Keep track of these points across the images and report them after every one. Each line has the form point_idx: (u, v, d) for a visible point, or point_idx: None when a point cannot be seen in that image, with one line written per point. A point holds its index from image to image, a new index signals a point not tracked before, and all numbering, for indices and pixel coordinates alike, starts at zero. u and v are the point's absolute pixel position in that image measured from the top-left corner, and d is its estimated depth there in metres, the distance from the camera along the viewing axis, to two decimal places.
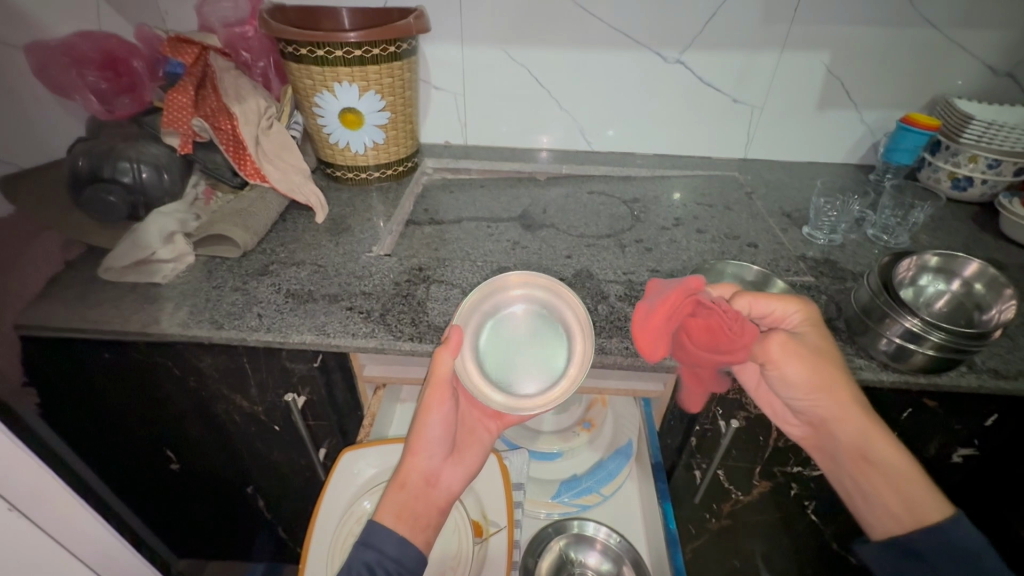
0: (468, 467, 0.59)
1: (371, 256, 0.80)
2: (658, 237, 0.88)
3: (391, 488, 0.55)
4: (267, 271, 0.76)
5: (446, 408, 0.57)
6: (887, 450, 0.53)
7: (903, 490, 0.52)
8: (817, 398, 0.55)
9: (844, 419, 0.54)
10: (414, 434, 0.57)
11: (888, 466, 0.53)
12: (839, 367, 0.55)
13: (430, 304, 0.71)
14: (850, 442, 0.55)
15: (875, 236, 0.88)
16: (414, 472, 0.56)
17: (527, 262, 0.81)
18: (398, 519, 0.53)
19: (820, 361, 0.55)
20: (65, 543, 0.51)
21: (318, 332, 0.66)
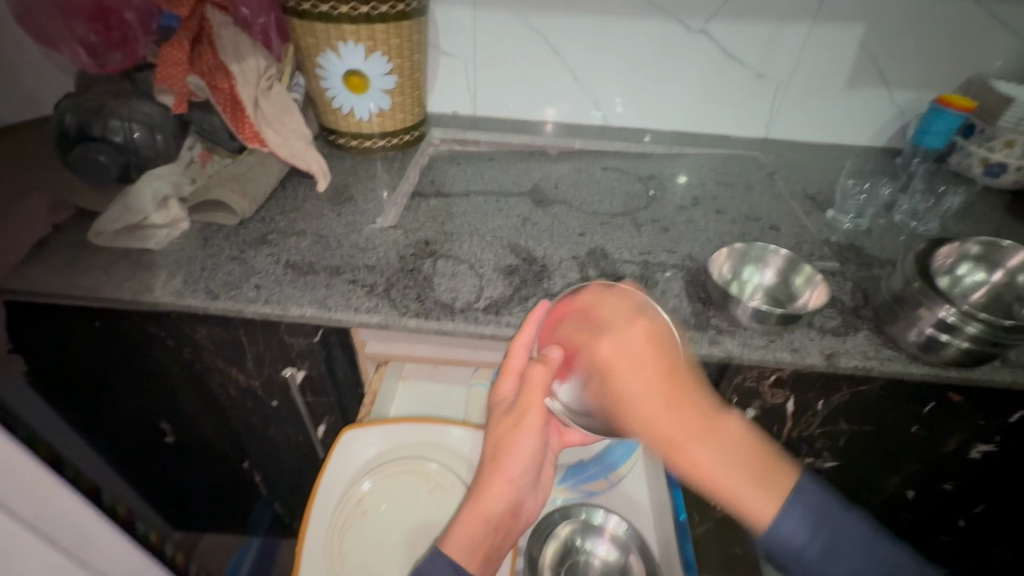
0: (541, 492, 0.60)
1: (375, 228, 0.76)
2: (675, 216, 0.84)
3: (473, 518, 0.51)
4: (265, 241, 0.72)
5: (541, 431, 0.54)
6: (707, 451, 0.47)
7: (745, 475, 0.47)
8: (639, 392, 0.50)
9: (676, 419, 0.49)
10: (500, 462, 0.53)
11: (713, 453, 0.47)
12: (670, 369, 0.51)
13: (436, 280, 0.67)
14: (678, 440, 0.48)
15: (903, 222, 0.84)
16: (499, 502, 0.53)
17: (539, 238, 0.77)
18: (477, 552, 0.50)
19: (656, 364, 0.52)
20: (43, 527, 0.46)
21: (318, 306, 0.63)
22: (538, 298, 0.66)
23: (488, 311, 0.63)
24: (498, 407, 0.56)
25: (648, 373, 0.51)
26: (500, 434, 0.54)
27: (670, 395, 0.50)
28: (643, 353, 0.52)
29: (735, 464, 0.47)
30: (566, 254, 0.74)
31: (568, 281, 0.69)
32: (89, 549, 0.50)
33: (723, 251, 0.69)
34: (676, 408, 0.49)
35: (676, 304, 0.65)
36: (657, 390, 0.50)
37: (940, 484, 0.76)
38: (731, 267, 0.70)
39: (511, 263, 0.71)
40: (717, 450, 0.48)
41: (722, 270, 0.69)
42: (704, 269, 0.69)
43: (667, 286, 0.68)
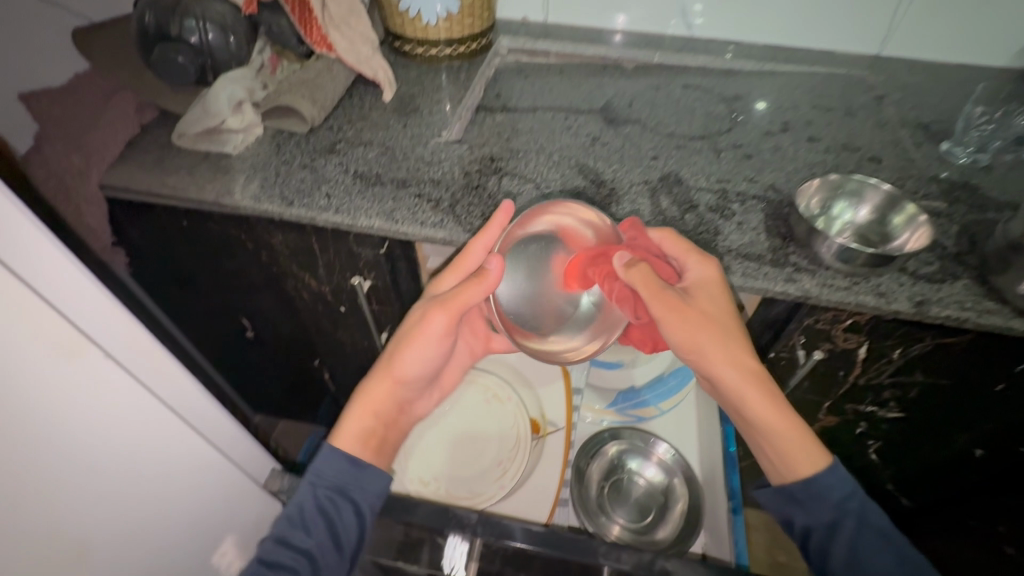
0: (441, 392, 0.66)
1: (440, 141, 0.75)
2: (760, 143, 0.77)
3: (362, 412, 0.56)
4: (334, 150, 0.73)
5: (434, 343, 0.58)
6: (767, 407, 0.53)
7: (788, 430, 0.52)
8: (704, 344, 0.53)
9: (718, 367, 0.54)
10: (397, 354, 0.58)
11: (768, 410, 0.53)
12: (719, 323, 0.54)
13: (500, 198, 0.66)
14: (721, 376, 0.54)
15: None
16: (390, 399, 0.58)
17: (608, 160, 0.73)
18: (370, 433, 0.56)
19: (703, 319, 0.53)
20: (173, 398, 0.52)
21: (386, 218, 0.63)
22: None
23: None
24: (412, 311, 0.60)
25: (684, 329, 0.52)
26: (403, 337, 0.58)
27: (720, 354, 0.53)
28: (665, 306, 0.51)
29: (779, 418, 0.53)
30: (638, 178, 0.70)
31: (637, 205, 0.65)
32: (209, 424, 0.56)
33: (814, 182, 0.63)
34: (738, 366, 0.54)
35: (753, 238, 0.61)
36: (739, 353, 0.54)
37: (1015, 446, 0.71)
38: (820, 201, 0.64)
39: (577, 184, 0.68)
40: (753, 395, 0.53)
41: (810, 203, 0.64)
42: (789, 202, 0.64)
43: (745, 218, 0.64)
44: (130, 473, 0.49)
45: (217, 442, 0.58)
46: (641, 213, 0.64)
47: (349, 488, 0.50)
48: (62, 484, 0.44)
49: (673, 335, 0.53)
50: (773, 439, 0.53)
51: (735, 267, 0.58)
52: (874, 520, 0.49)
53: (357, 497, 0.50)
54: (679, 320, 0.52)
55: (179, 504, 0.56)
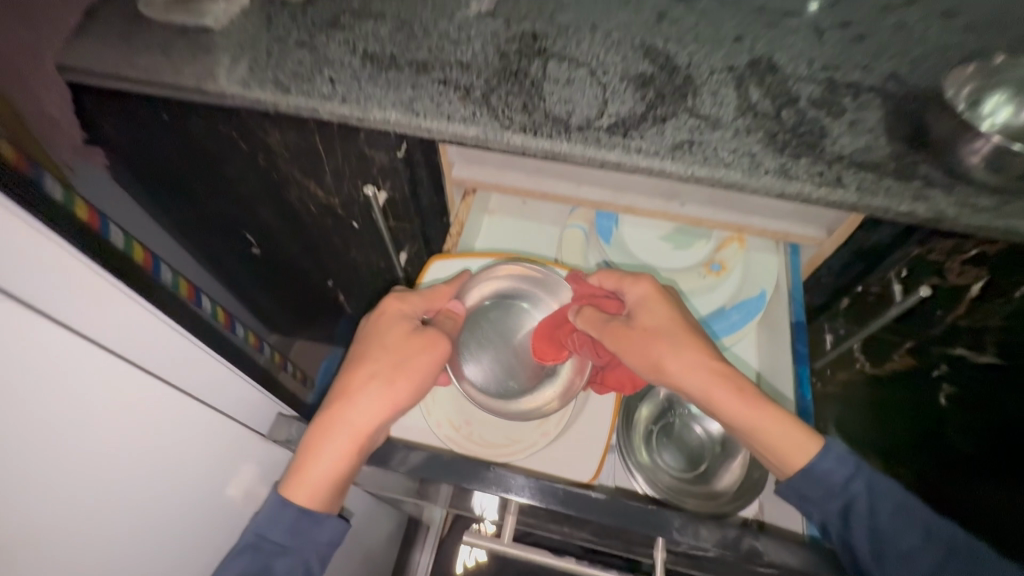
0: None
1: (470, 13, 0.59)
2: (877, 19, 0.60)
3: (336, 441, 0.53)
4: (337, 24, 0.58)
5: (422, 371, 0.56)
6: (757, 411, 0.51)
7: (768, 422, 0.51)
8: (672, 365, 0.53)
9: (687, 377, 0.53)
10: (370, 373, 0.56)
11: (755, 413, 0.51)
12: (671, 334, 0.55)
13: (546, 87, 0.52)
14: (684, 383, 0.53)
15: None
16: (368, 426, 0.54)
17: (681, 41, 0.58)
18: (355, 442, 0.53)
19: (652, 334, 0.55)
20: (128, 338, 0.48)
21: (404, 110, 0.51)
22: (680, 119, 0.50)
23: (613, 132, 0.49)
24: (386, 338, 0.58)
25: (639, 347, 0.55)
26: (383, 363, 0.56)
27: (687, 362, 0.53)
28: (611, 332, 0.57)
29: (768, 417, 0.51)
30: (721, 63, 0.55)
31: (720, 98, 0.51)
32: (175, 366, 0.53)
33: (969, 65, 0.51)
34: (715, 377, 0.52)
35: (872, 142, 0.48)
36: (711, 367, 0.53)
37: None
38: (975, 89, 0.51)
39: (642, 70, 0.54)
40: (724, 395, 0.52)
41: (962, 90, 0.51)
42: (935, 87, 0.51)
43: (861, 116, 0.50)
44: (120, 425, 0.45)
45: (193, 389, 0.55)
46: (727, 108, 0.50)
47: (300, 536, 0.53)
48: (49, 446, 0.39)
49: (633, 358, 0.56)
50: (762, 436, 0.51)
51: (848, 179, 0.46)
52: (887, 497, 0.49)
53: (309, 553, 0.54)
54: (632, 342, 0.55)
55: (189, 463, 0.53)
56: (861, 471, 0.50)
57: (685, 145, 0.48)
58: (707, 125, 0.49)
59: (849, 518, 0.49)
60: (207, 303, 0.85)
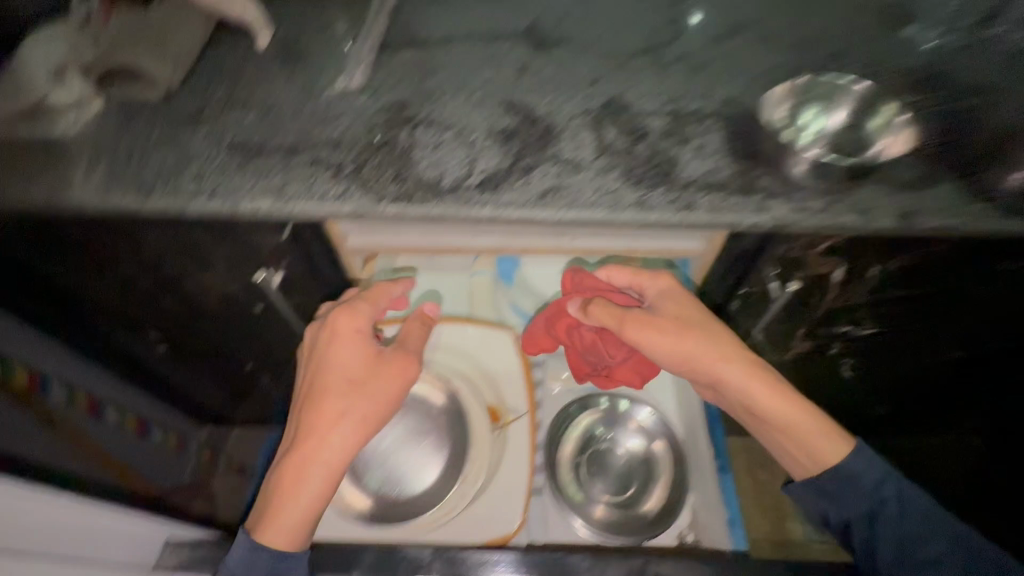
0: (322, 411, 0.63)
1: (336, 92, 0.61)
2: (710, 50, 0.67)
3: (311, 489, 0.55)
4: (202, 117, 0.58)
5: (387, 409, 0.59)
6: (799, 411, 0.61)
7: (811, 426, 0.60)
8: (694, 350, 0.61)
9: (733, 368, 0.60)
10: (333, 408, 0.57)
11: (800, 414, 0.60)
12: (716, 333, 0.62)
13: (416, 153, 0.54)
14: (726, 376, 0.61)
15: (1001, 36, 0.63)
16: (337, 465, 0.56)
17: (541, 92, 0.62)
18: (331, 477, 0.56)
19: (695, 330, 0.61)
20: None
21: (275, 197, 0.51)
22: (545, 167, 0.52)
23: (483, 190, 0.51)
24: (337, 377, 0.58)
25: (672, 338, 0.61)
26: (345, 407, 0.57)
27: (736, 364, 0.60)
28: (643, 322, 0.61)
29: (806, 420, 0.60)
30: (576, 108, 0.59)
31: (579, 142, 0.55)
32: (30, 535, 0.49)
33: (778, 86, 0.56)
34: (756, 378, 0.61)
35: (716, 164, 0.52)
36: (747, 365, 0.61)
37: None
38: (791, 107, 0.56)
39: (506, 125, 0.57)
40: (770, 393, 0.60)
41: (780, 113, 0.56)
42: (756, 112, 0.56)
43: (703, 141, 0.55)
44: None
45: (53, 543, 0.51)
46: (586, 151, 0.54)
47: None
48: None
49: (655, 343, 0.61)
50: (793, 428, 0.60)
51: (700, 202, 0.50)
52: (914, 506, 0.58)
53: None
54: (661, 338, 0.61)
55: None
56: (890, 479, 0.58)
57: (550, 192, 0.51)
58: (570, 170, 0.52)
59: (876, 522, 0.58)
60: (111, 415, 0.85)
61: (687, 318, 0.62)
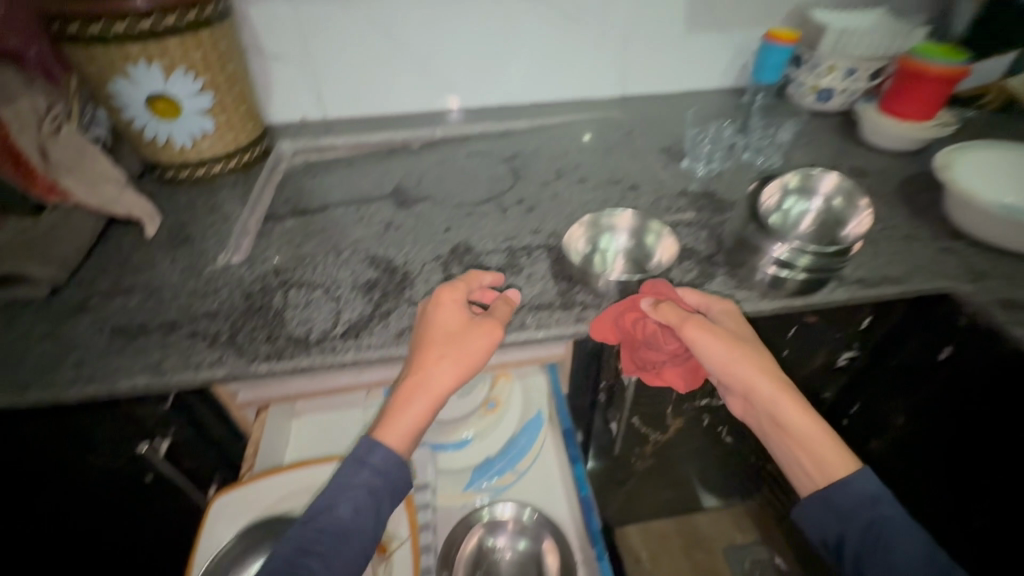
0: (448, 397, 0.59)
1: (218, 267, 0.70)
2: (540, 193, 0.84)
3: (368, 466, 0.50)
4: (85, 307, 0.64)
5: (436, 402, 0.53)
6: (814, 429, 0.54)
7: (823, 438, 0.54)
8: (732, 355, 0.56)
9: (756, 383, 0.56)
10: (432, 371, 0.52)
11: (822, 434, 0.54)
12: (756, 347, 0.57)
13: (287, 313, 0.62)
14: (757, 383, 0.56)
15: (749, 160, 0.87)
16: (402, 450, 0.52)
17: (401, 244, 0.73)
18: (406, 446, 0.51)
19: (740, 337, 0.57)
20: None
21: (151, 372, 0.56)
22: (401, 310, 0.62)
23: (346, 337, 0.59)
24: (420, 350, 0.54)
25: (719, 342, 0.56)
26: (406, 392, 0.52)
27: (766, 374, 0.56)
28: (698, 325, 0.56)
29: (820, 438, 0.54)
30: (428, 255, 0.71)
31: (431, 284, 0.65)
32: None
33: (574, 227, 0.69)
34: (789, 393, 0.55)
35: (541, 288, 0.64)
36: (778, 378, 0.56)
37: (986, 421, 0.65)
38: (587, 241, 0.70)
39: (369, 277, 0.67)
40: (793, 405, 0.55)
41: (579, 247, 0.69)
42: (563, 250, 0.69)
43: (531, 270, 0.67)
44: None
45: None
46: (436, 291, 0.64)
47: None
48: None
49: (703, 344, 0.56)
50: (810, 445, 0.54)
51: (530, 321, 0.61)
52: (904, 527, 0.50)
53: None
54: (710, 339, 0.56)
55: None
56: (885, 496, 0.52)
57: (405, 331, 0.59)
58: None
59: (874, 535, 0.50)
60: None
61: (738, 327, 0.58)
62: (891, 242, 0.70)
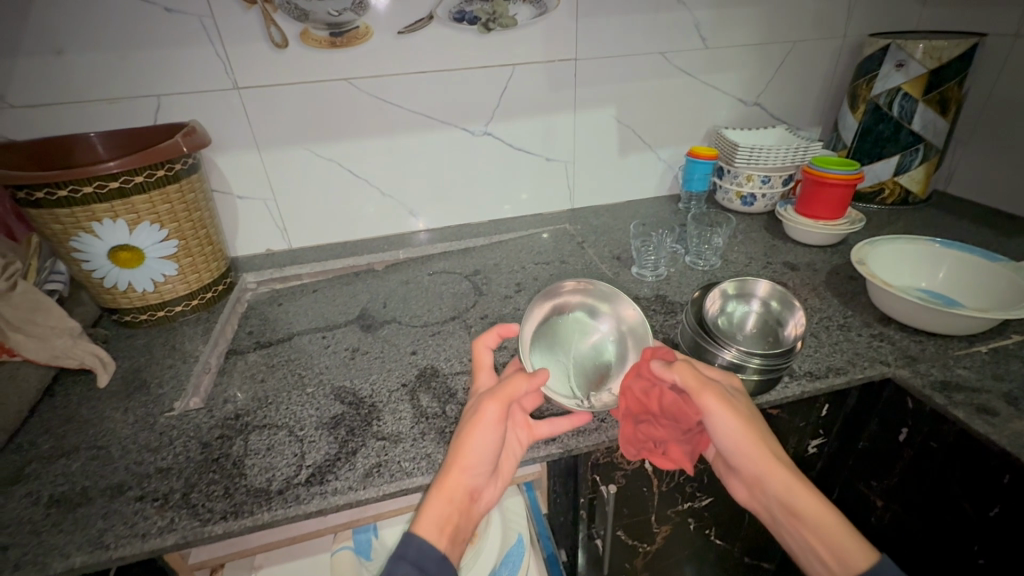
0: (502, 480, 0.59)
1: (175, 414, 0.67)
2: (502, 307, 0.87)
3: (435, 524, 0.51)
4: (21, 476, 0.59)
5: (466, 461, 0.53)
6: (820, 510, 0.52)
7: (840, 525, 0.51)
8: (733, 430, 0.56)
9: (772, 469, 0.55)
10: (450, 464, 0.53)
11: (826, 515, 0.51)
12: (766, 432, 0.57)
13: (247, 462, 0.59)
14: (759, 462, 0.55)
15: (692, 263, 0.94)
16: (446, 517, 0.51)
17: (367, 373, 0.73)
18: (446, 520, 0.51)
19: (749, 418, 0.57)
20: None
21: (92, 548, 0.51)
22: (368, 447, 0.60)
23: (310, 484, 0.56)
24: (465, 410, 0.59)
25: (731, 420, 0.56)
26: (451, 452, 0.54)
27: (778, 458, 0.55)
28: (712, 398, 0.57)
29: (827, 522, 0.51)
30: (395, 383, 0.71)
31: (399, 414, 0.65)
32: None
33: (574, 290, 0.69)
34: (786, 471, 0.54)
35: None
36: (775, 457, 0.55)
37: (957, 502, 0.66)
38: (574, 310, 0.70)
39: (334, 413, 0.66)
40: (806, 493, 0.53)
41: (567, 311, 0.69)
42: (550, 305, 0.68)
43: None
44: None
45: None
46: (405, 423, 0.63)
47: None
48: None
49: (716, 421, 0.56)
50: (828, 538, 0.51)
51: None
52: None
53: None
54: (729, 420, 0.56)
55: None
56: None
57: (374, 470, 0.57)
58: (391, 444, 0.60)
59: None
60: None
61: (742, 405, 0.58)
62: (829, 332, 0.76)
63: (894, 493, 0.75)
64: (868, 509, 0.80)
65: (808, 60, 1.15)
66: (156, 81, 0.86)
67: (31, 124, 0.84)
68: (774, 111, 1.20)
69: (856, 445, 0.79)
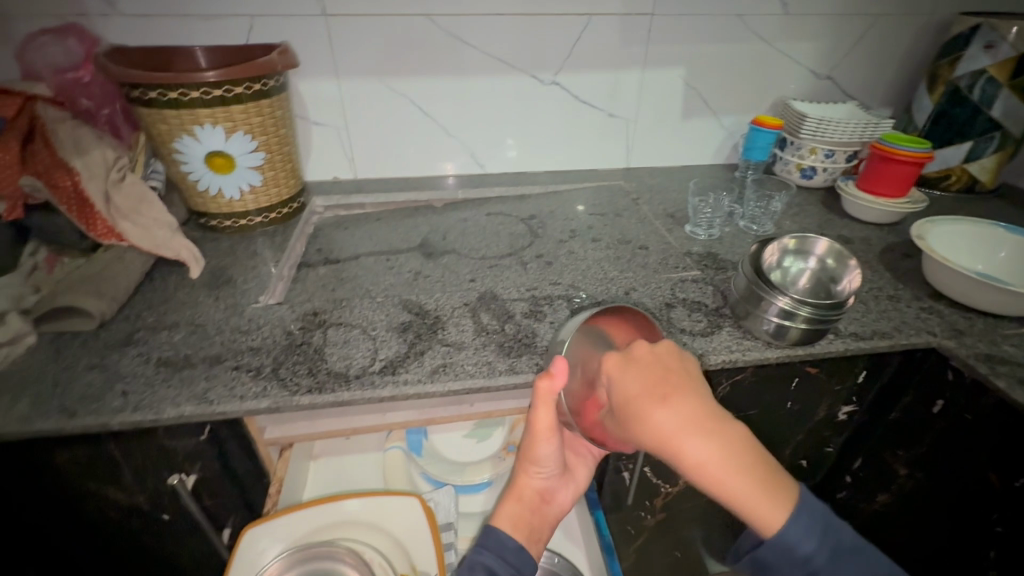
0: (578, 486, 0.62)
1: (260, 306, 0.74)
2: (557, 250, 0.91)
3: (508, 502, 0.59)
4: (132, 340, 0.67)
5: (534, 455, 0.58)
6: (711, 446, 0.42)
7: (748, 482, 0.42)
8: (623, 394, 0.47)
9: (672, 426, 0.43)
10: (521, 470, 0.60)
11: (722, 450, 0.42)
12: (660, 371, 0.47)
13: (327, 350, 0.66)
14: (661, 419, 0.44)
15: (746, 227, 0.96)
16: (518, 515, 0.57)
17: (430, 291, 0.79)
18: (516, 527, 0.57)
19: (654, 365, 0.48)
20: None
21: (198, 401, 0.58)
22: (434, 349, 0.66)
23: (384, 373, 0.62)
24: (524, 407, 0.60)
25: (653, 366, 0.48)
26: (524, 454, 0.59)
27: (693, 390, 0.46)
28: (638, 346, 0.49)
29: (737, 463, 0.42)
30: (457, 301, 0.76)
31: (462, 328, 0.70)
32: None
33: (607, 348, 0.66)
34: (675, 404, 0.44)
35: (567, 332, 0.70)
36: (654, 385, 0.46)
37: (983, 473, 0.68)
38: None
39: (403, 319, 0.72)
40: (716, 450, 0.42)
41: None
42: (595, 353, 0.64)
43: (555, 317, 0.73)
44: None
45: None
46: (468, 334, 0.69)
47: None
48: None
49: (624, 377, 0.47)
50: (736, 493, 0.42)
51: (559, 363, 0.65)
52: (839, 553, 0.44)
53: None
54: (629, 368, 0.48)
55: None
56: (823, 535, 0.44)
57: (440, 369, 0.63)
58: (455, 349, 0.66)
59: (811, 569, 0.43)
60: None
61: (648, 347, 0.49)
62: (878, 302, 0.78)
63: (920, 462, 0.77)
64: (890, 477, 0.82)
65: (890, 37, 1.12)
66: (254, 1, 0.90)
67: (139, 32, 0.90)
68: (847, 87, 1.17)
69: (888, 415, 0.82)
